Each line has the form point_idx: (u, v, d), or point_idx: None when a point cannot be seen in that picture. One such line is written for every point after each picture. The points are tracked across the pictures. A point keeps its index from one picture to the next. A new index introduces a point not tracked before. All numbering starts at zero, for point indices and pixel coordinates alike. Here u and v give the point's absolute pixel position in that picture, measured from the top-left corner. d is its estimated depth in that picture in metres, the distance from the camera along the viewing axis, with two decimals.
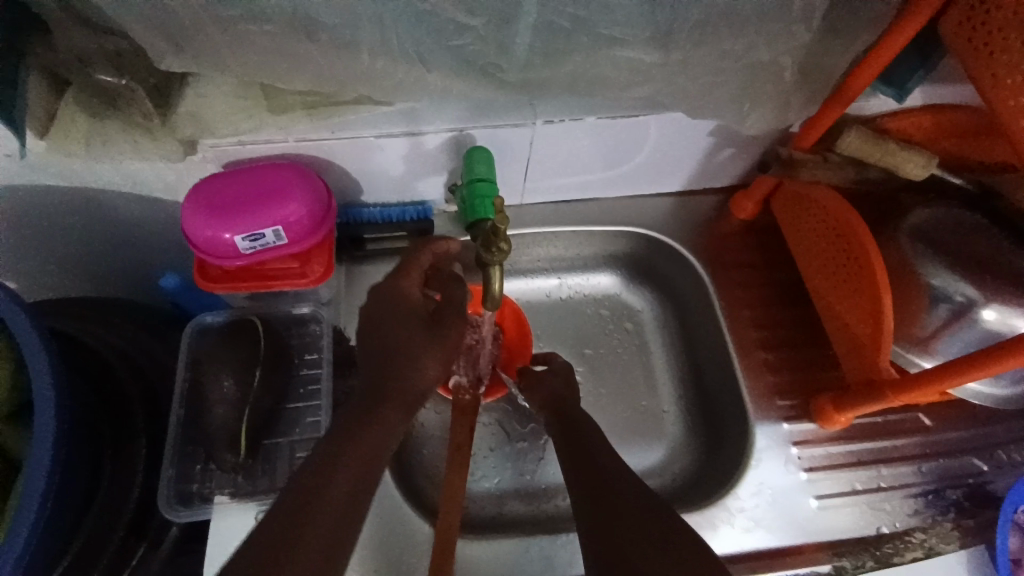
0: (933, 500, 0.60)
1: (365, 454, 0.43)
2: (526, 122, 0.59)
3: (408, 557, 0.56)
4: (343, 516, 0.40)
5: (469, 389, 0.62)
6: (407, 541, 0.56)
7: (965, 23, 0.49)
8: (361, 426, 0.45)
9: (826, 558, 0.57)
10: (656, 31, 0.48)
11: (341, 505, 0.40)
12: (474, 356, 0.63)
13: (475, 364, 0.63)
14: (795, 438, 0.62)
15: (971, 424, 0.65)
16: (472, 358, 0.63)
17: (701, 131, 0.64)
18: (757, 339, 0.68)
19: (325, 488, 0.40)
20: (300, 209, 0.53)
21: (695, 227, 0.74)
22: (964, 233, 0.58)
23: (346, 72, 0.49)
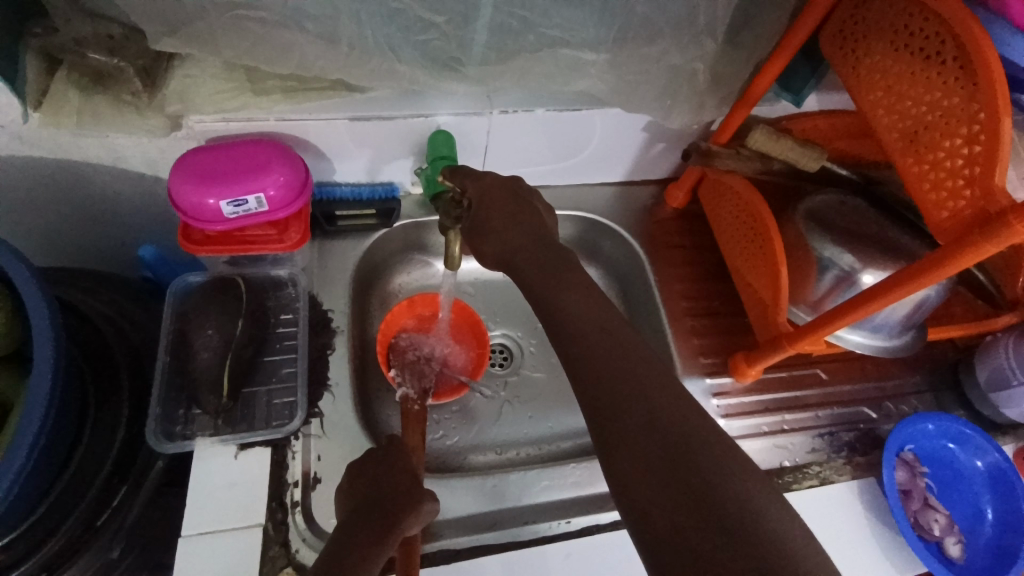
0: (832, 439, 0.71)
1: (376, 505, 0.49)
2: (483, 111, 0.67)
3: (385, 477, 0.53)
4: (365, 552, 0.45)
5: (417, 399, 0.69)
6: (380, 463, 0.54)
7: (838, 41, 0.57)
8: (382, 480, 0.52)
9: None
10: (591, 36, 0.59)
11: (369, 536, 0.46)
12: (420, 371, 0.73)
13: (421, 378, 0.72)
14: (715, 391, 0.72)
15: (861, 378, 0.75)
16: (416, 374, 0.73)
17: (635, 126, 0.74)
18: (686, 309, 0.78)
19: (355, 535, 0.46)
20: (279, 179, 0.59)
21: (636, 213, 0.84)
22: (852, 214, 0.69)
23: (326, 59, 0.56)
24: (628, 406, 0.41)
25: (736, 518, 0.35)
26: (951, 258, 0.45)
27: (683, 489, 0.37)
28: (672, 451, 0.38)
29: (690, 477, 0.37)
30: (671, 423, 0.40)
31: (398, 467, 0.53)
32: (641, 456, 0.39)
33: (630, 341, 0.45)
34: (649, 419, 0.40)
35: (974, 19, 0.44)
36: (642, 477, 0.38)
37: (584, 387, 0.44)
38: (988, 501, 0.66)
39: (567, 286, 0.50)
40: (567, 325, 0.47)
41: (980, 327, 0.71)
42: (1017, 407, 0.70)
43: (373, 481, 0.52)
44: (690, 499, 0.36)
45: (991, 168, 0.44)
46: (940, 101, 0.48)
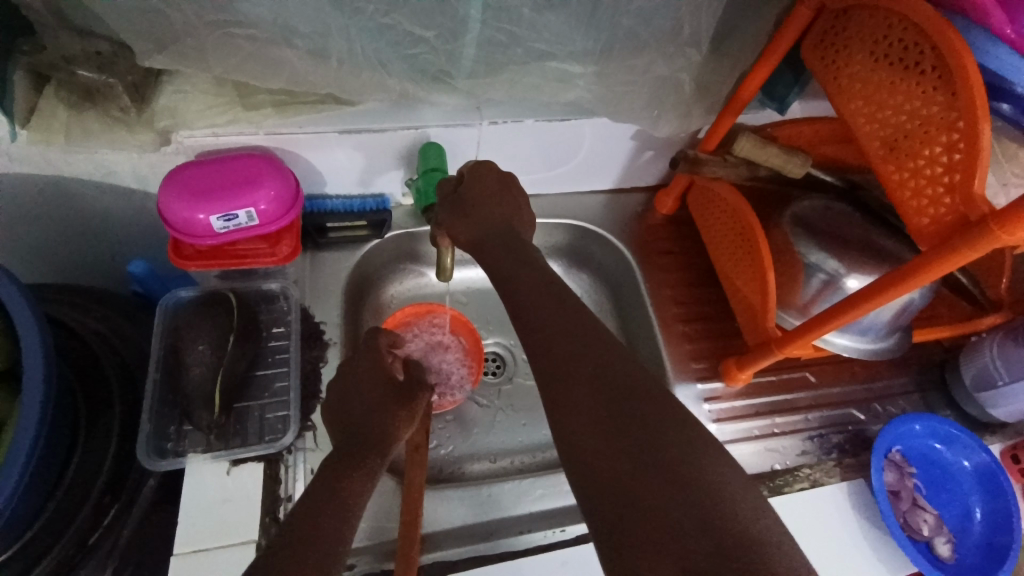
0: (823, 441, 0.72)
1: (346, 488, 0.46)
2: (473, 122, 0.67)
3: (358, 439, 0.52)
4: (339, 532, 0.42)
5: None
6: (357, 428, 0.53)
7: (817, 50, 0.58)
8: (348, 465, 0.49)
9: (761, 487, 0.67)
10: (577, 49, 0.59)
11: (336, 513, 0.43)
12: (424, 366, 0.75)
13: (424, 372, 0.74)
14: (706, 395, 0.73)
15: (850, 381, 0.76)
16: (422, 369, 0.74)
17: (623, 135, 0.75)
18: (677, 315, 0.78)
19: (317, 513, 0.43)
20: (269, 194, 0.59)
21: (626, 220, 0.85)
22: (837, 218, 0.70)
23: (316, 73, 0.57)
24: (578, 375, 0.42)
25: (687, 473, 0.35)
26: (933, 261, 0.46)
27: (633, 446, 0.37)
28: (619, 408, 0.39)
29: (641, 439, 0.37)
30: (624, 386, 0.40)
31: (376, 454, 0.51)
32: (597, 419, 0.39)
33: (583, 310, 0.46)
34: (600, 376, 0.41)
35: (953, 29, 0.45)
36: (595, 437, 0.39)
37: (543, 356, 0.45)
38: (976, 501, 0.67)
39: (528, 266, 0.51)
40: (521, 298, 0.49)
41: (963, 329, 0.72)
42: (1003, 407, 0.71)
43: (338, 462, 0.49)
44: (644, 457, 0.36)
45: (971, 175, 0.44)
46: (920, 110, 0.48)
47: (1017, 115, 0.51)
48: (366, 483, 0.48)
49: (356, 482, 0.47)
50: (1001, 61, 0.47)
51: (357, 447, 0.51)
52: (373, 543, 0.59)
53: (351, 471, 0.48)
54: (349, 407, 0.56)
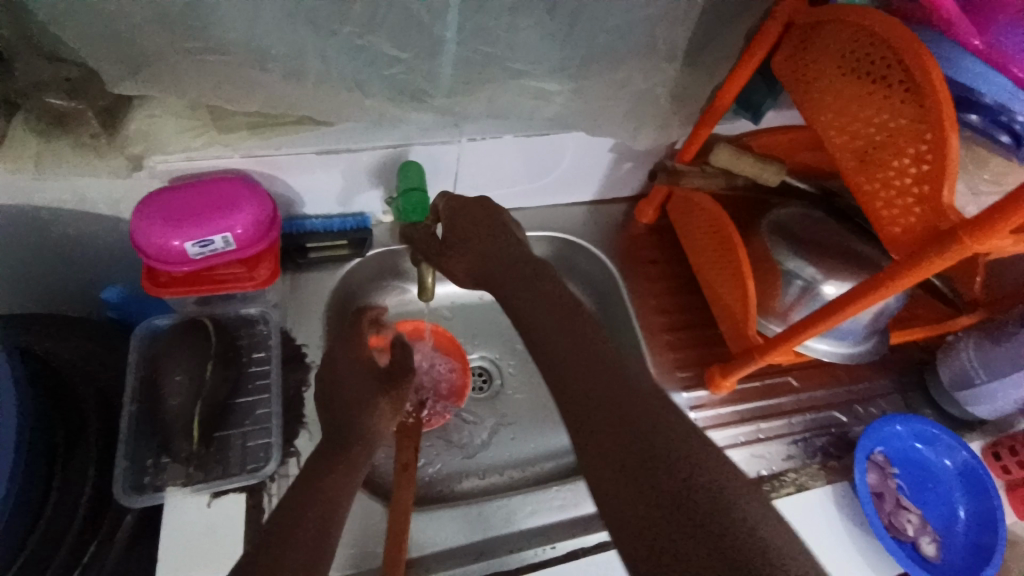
0: (807, 445, 0.72)
1: (327, 503, 0.47)
2: (453, 139, 0.67)
3: (344, 433, 0.55)
4: (311, 562, 0.42)
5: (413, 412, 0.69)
6: (341, 429, 0.55)
7: (790, 63, 0.59)
8: (325, 475, 0.50)
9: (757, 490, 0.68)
10: (554, 67, 0.60)
11: (309, 536, 0.44)
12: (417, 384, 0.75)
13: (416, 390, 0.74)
14: (692, 404, 0.73)
15: (832, 383, 0.77)
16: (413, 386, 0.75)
17: (602, 148, 0.76)
18: (661, 324, 0.79)
19: (295, 532, 0.44)
20: (247, 218, 0.58)
21: (608, 230, 0.85)
22: (815, 224, 0.71)
23: (292, 95, 0.56)
24: (602, 417, 0.43)
25: (706, 509, 0.36)
26: (906, 270, 0.47)
27: (637, 478, 0.39)
28: (642, 448, 0.40)
29: (660, 478, 0.38)
30: (637, 423, 0.42)
31: (357, 452, 0.54)
32: (600, 451, 0.41)
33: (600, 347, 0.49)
34: (614, 416, 0.43)
35: (918, 43, 0.46)
36: (619, 479, 0.39)
37: (566, 402, 0.46)
38: (960, 500, 0.69)
39: (542, 300, 0.53)
40: (541, 337, 0.51)
41: (937, 329, 0.74)
42: (982, 405, 0.72)
43: (321, 472, 0.51)
44: (665, 499, 0.37)
45: (940, 186, 0.45)
46: (889, 123, 0.49)
47: (988, 125, 0.52)
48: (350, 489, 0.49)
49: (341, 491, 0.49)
50: (969, 72, 0.48)
51: (339, 446, 0.54)
52: (361, 569, 0.58)
53: (332, 473, 0.51)
54: (340, 398, 0.58)
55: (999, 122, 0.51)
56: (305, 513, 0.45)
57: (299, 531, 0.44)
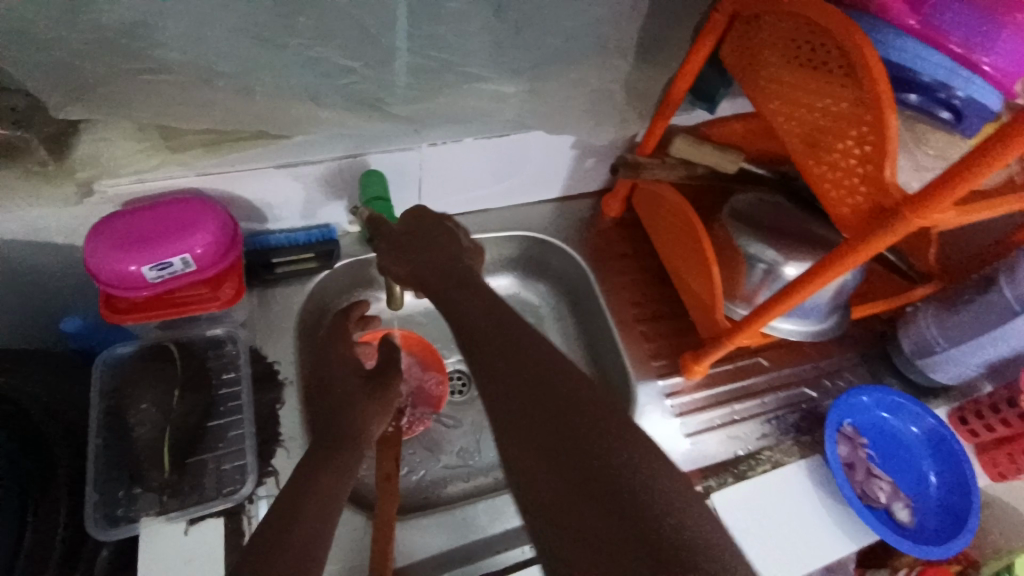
0: (780, 423, 0.74)
1: (319, 509, 0.43)
2: (413, 146, 0.67)
3: (335, 433, 0.52)
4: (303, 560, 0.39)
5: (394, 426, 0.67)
6: (331, 430, 0.52)
7: (737, 52, 0.61)
8: (314, 475, 0.46)
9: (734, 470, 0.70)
10: (509, 71, 0.60)
11: (301, 551, 0.39)
12: None
13: None
14: (668, 391, 0.75)
15: (801, 361, 0.80)
16: None
17: (563, 145, 0.76)
18: (634, 315, 0.80)
19: (285, 537, 0.40)
20: (206, 237, 0.57)
21: (577, 226, 0.86)
22: (774, 208, 0.73)
23: (244, 110, 0.55)
24: (539, 410, 0.41)
25: (637, 505, 0.35)
26: (856, 247, 0.49)
27: (561, 456, 0.38)
28: (570, 440, 0.39)
29: (592, 475, 0.37)
30: (570, 409, 0.40)
31: (352, 448, 0.51)
32: (520, 433, 0.40)
33: (526, 334, 0.46)
34: (548, 407, 0.41)
35: (854, 28, 0.47)
36: (552, 473, 0.38)
37: (494, 398, 0.43)
38: (929, 464, 0.71)
39: (476, 296, 0.50)
40: (470, 327, 0.48)
41: (898, 302, 0.75)
42: (943, 371, 0.75)
43: (310, 473, 0.46)
44: (598, 493, 0.36)
45: (881, 166, 0.47)
46: (831, 107, 0.51)
47: (926, 104, 0.52)
48: (342, 497, 0.46)
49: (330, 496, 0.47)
50: (906, 53, 0.48)
51: (330, 445, 0.50)
52: None
53: (321, 474, 0.47)
54: (325, 397, 0.56)
55: (937, 100, 0.51)
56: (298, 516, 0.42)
57: (294, 535, 0.40)
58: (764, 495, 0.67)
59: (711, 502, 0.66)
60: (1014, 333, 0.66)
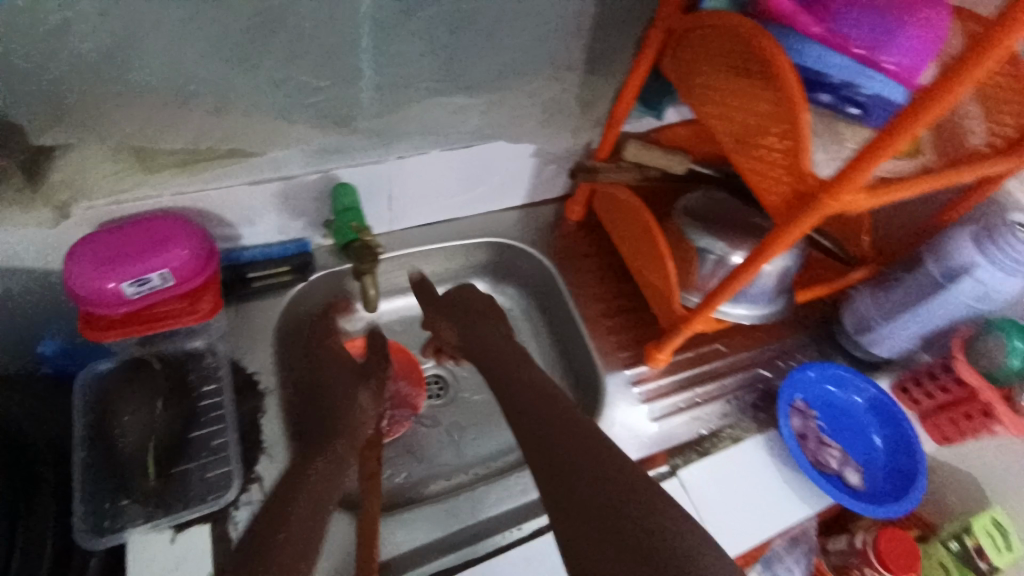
0: (740, 402, 0.80)
1: (316, 494, 0.52)
2: (382, 159, 0.70)
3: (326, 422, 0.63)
4: (304, 542, 0.46)
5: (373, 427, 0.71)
6: (321, 430, 0.62)
7: (676, 61, 0.66)
8: (303, 477, 0.54)
9: (700, 450, 0.74)
10: (466, 85, 0.67)
11: (300, 534, 0.47)
12: None
13: None
14: (634, 379, 0.79)
15: (755, 345, 0.86)
16: None
17: (524, 155, 0.80)
18: (600, 312, 0.84)
19: (286, 518, 0.48)
20: (184, 252, 0.59)
21: (542, 230, 0.91)
22: (720, 205, 0.79)
23: (220, 127, 0.59)
24: (581, 479, 0.48)
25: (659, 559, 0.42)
26: (784, 231, 0.55)
27: (612, 535, 0.44)
28: (606, 500, 0.46)
29: (621, 534, 0.43)
30: (606, 475, 0.48)
31: (342, 446, 0.60)
32: (564, 485, 0.48)
33: (567, 412, 0.55)
34: (591, 473, 0.48)
35: (767, 38, 0.52)
36: (592, 530, 0.44)
37: (537, 454, 0.52)
38: (875, 430, 0.77)
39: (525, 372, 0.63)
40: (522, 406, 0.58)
41: (836, 286, 0.82)
42: (883, 345, 0.81)
43: (297, 476, 0.55)
44: (630, 556, 0.42)
45: (798, 158, 0.52)
46: (756, 108, 0.56)
47: (837, 102, 0.57)
48: (331, 489, 0.54)
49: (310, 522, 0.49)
50: (814, 56, 0.54)
51: (321, 441, 0.60)
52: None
53: (313, 471, 0.55)
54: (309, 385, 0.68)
55: (843, 97, 0.56)
56: (297, 496, 0.51)
57: (290, 522, 0.48)
58: (721, 467, 0.72)
59: (679, 474, 0.71)
60: (945, 303, 0.72)
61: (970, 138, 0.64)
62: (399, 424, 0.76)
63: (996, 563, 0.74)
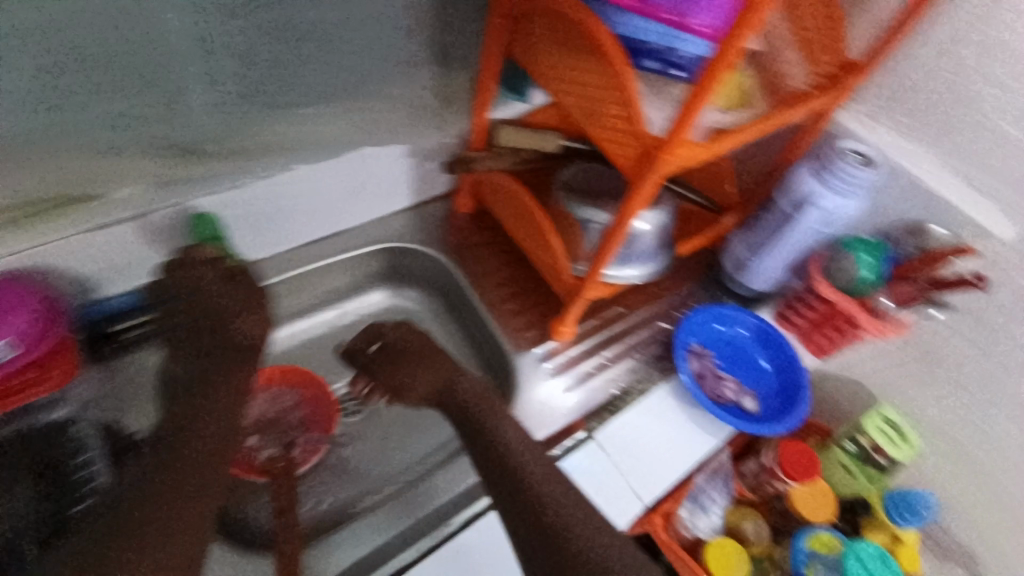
0: (644, 357, 0.85)
1: (177, 515, 0.53)
2: (240, 181, 0.67)
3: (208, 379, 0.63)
4: (186, 531, 0.52)
5: (282, 456, 0.72)
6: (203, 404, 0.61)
7: (519, 44, 0.68)
8: (163, 495, 0.54)
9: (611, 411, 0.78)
10: (314, 93, 0.69)
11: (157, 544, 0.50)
12: (281, 430, 0.75)
13: (284, 434, 0.74)
14: (544, 356, 0.82)
15: (652, 302, 0.91)
16: (279, 431, 0.75)
17: (395, 155, 0.78)
18: (502, 297, 0.86)
19: (119, 556, 0.49)
20: (23, 320, 0.55)
21: (435, 227, 0.90)
22: (596, 175, 0.82)
23: (45, 180, 0.56)
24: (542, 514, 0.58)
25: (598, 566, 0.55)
26: (636, 191, 0.58)
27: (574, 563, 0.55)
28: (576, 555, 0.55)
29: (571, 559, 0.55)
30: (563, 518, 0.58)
31: (218, 450, 0.59)
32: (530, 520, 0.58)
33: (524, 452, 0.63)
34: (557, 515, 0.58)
35: (586, 14, 0.55)
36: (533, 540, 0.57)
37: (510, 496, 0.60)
38: (762, 356, 0.85)
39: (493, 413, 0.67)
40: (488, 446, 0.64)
41: (711, 234, 0.88)
42: (760, 280, 0.88)
43: (158, 491, 0.54)
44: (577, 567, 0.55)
45: (635, 121, 0.56)
46: (593, 80, 0.59)
47: (661, 67, 0.61)
48: (193, 504, 0.54)
49: (193, 546, 0.51)
50: (630, 26, 0.59)
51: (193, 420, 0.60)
52: None
53: (172, 491, 0.54)
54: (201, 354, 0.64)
55: (666, 62, 0.60)
56: (147, 520, 0.51)
57: (142, 531, 0.51)
58: (635, 422, 0.77)
59: (597, 437, 0.74)
60: (796, 232, 0.80)
61: (791, 80, 0.69)
62: (316, 445, 0.74)
63: (894, 455, 0.80)
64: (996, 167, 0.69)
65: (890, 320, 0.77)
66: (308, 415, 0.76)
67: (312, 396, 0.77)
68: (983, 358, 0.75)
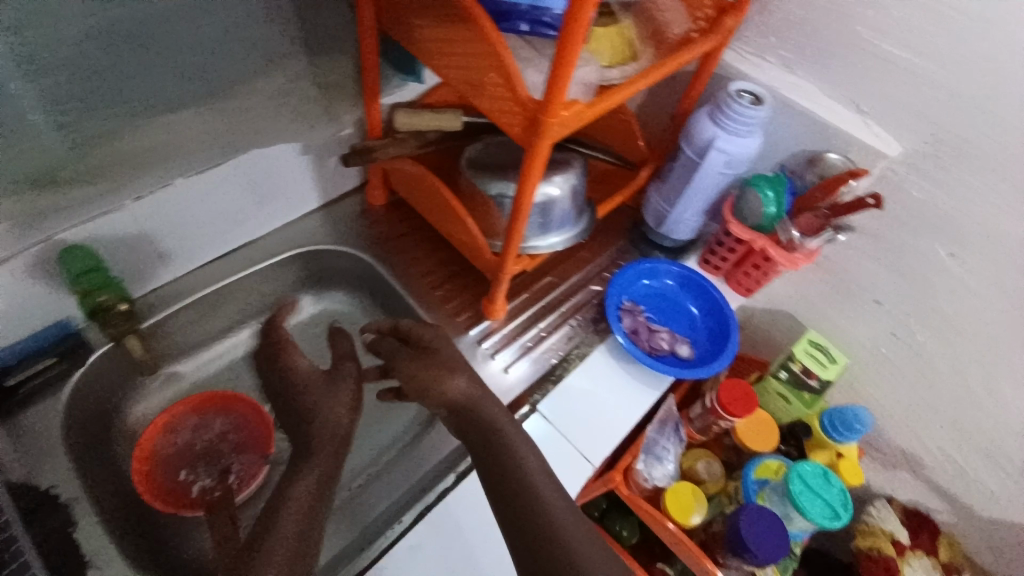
0: (580, 322, 0.85)
1: None
2: (116, 204, 0.62)
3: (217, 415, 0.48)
4: None
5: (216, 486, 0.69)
6: None
7: (396, 24, 0.66)
8: None
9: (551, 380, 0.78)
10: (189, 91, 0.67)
11: None
12: (213, 458, 0.71)
13: (216, 462, 0.71)
14: (479, 338, 0.81)
15: (580, 267, 0.91)
16: (211, 459, 0.71)
17: (290, 155, 0.76)
18: (429, 285, 0.84)
19: None
20: None
21: (349, 224, 0.87)
22: (502, 149, 0.82)
23: None
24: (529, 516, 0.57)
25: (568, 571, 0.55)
26: (529, 159, 0.57)
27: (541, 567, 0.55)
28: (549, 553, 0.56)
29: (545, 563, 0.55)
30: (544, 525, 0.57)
31: None
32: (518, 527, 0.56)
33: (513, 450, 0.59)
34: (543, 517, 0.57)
35: None
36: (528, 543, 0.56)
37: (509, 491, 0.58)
38: (690, 302, 0.87)
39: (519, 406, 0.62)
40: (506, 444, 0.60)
41: (630, 191, 0.88)
42: (681, 229, 0.90)
43: None
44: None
45: (514, 87, 0.55)
46: (468, 50, 0.58)
47: (534, 28, 0.60)
48: None
49: None
50: None
51: None
52: None
53: None
54: None
55: (537, 21, 0.59)
56: None
57: None
58: (574, 386, 0.78)
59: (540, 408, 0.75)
60: (703, 177, 0.81)
61: (673, 27, 0.72)
62: (257, 469, 0.71)
63: (824, 377, 0.83)
64: (873, 87, 0.72)
65: (800, 250, 0.78)
66: (241, 439, 0.72)
67: (242, 418, 0.73)
68: (887, 271, 0.80)
